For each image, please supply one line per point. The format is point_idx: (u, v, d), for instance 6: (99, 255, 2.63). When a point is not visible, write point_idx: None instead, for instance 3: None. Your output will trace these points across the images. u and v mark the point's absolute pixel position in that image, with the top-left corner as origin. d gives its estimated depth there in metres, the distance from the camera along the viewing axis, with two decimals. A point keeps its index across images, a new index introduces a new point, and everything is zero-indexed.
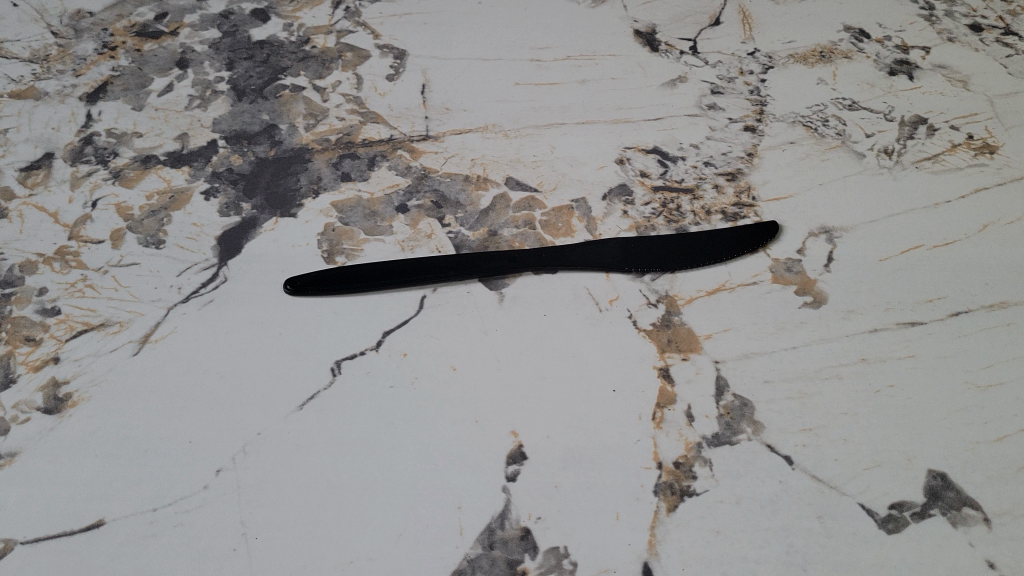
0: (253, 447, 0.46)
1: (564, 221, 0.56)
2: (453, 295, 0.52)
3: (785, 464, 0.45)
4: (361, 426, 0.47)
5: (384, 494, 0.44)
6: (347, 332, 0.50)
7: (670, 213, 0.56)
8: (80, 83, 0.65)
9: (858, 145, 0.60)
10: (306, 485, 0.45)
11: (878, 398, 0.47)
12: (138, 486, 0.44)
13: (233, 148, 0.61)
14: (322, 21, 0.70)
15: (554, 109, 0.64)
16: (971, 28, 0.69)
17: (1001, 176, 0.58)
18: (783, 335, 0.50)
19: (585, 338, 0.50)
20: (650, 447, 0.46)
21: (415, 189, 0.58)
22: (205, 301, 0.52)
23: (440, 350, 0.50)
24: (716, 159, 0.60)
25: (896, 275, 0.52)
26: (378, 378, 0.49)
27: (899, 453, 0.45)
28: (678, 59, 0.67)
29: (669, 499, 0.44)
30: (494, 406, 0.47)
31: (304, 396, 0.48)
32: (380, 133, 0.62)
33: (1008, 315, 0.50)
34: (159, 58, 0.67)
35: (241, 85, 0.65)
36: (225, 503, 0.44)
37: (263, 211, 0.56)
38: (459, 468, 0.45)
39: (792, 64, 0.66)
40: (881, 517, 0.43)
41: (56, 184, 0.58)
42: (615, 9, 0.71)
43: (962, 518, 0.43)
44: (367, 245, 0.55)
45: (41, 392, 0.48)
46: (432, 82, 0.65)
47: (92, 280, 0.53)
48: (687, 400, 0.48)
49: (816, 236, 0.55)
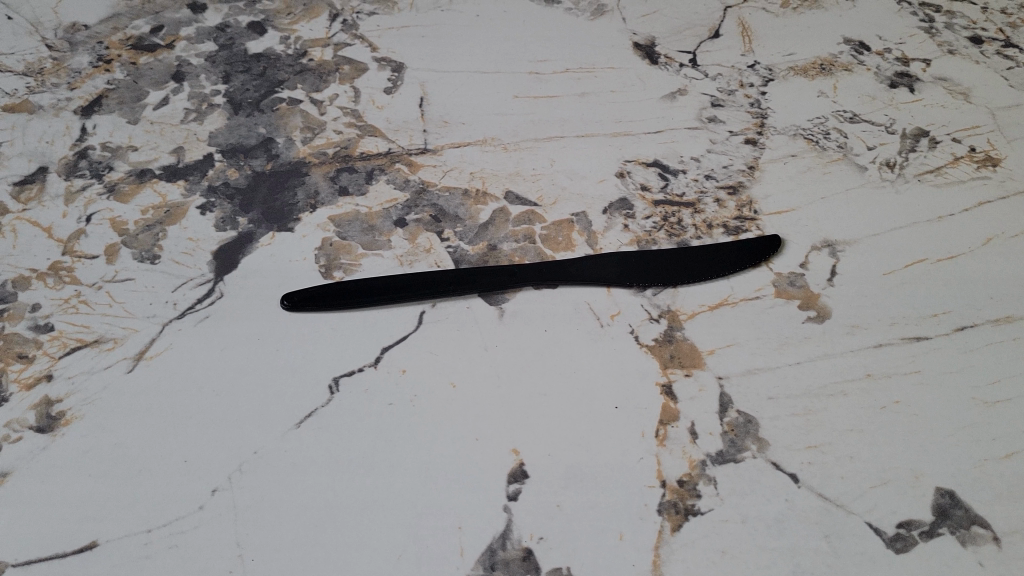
0: (249, 466, 0.45)
1: (564, 235, 0.55)
2: (453, 310, 0.51)
3: (790, 482, 0.44)
4: (360, 444, 0.46)
5: (385, 513, 0.44)
6: (345, 349, 0.50)
7: (672, 227, 0.56)
8: (75, 97, 0.64)
9: (860, 158, 0.60)
10: (304, 505, 0.44)
11: (884, 414, 0.46)
12: (133, 507, 0.43)
13: (230, 161, 0.60)
14: (319, 34, 0.69)
15: (554, 122, 0.63)
16: (972, 40, 0.69)
17: (1004, 189, 0.58)
18: (787, 350, 0.49)
19: (587, 353, 0.50)
20: (654, 465, 0.45)
21: (414, 203, 0.57)
22: (201, 317, 0.51)
23: (440, 367, 0.49)
24: (717, 172, 0.59)
25: (900, 290, 0.52)
26: (376, 395, 0.48)
27: (906, 471, 0.44)
28: (678, 72, 0.67)
29: (673, 518, 0.43)
30: (494, 424, 0.47)
31: (302, 414, 0.47)
32: (378, 147, 0.61)
33: (1014, 330, 0.50)
34: (155, 71, 0.66)
35: (237, 98, 0.64)
36: (221, 523, 0.43)
37: (260, 225, 0.56)
38: (460, 487, 0.44)
39: (792, 77, 0.66)
40: (889, 536, 0.42)
41: (50, 199, 0.57)
42: (614, 21, 0.71)
43: (971, 537, 0.42)
44: (365, 259, 0.54)
45: (33, 410, 0.47)
46: (431, 95, 0.65)
47: (86, 295, 0.52)
48: (690, 417, 0.47)
49: (819, 250, 0.54)
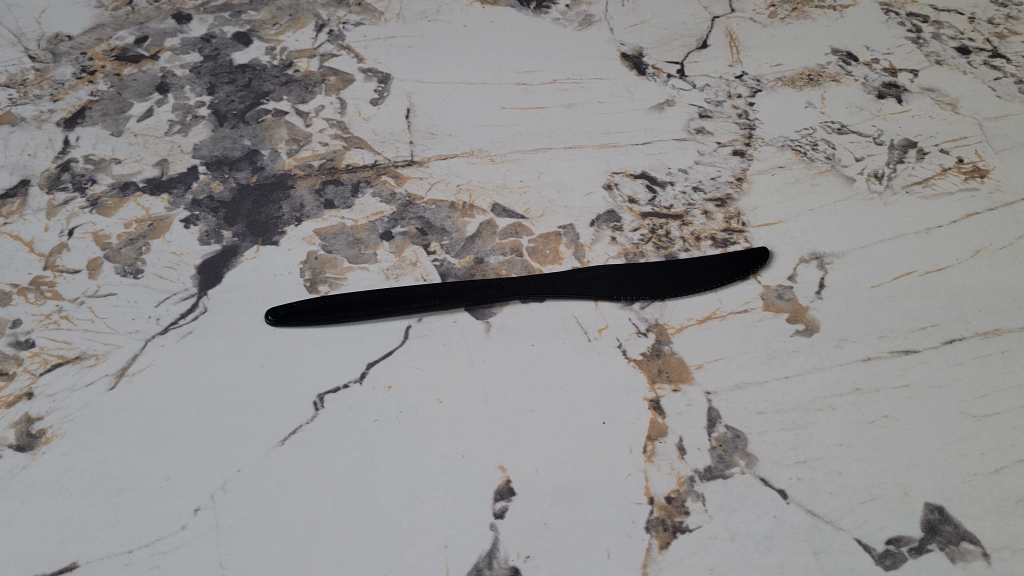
0: (233, 484, 0.44)
1: (551, 248, 0.55)
2: (439, 324, 0.51)
3: (779, 498, 0.44)
4: (345, 461, 0.45)
5: (370, 532, 0.43)
6: (330, 364, 0.49)
7: (660, 239, 0.56)
8: (57, 108, 0.63)
9: (848, 169, 0.60)
10: (288, 523, 0.43)
11: (873, 428, 0.46)
12: (114, 528, 0.43)
13: (215, 174, 0.59)
14: (305, 44, 0.69)
15: (541, 133, 0.63)
16: (959, 50, 0.69)
17: (992, 201, 0.58)
18: (776, 364, 0.49)
19: (574, 368, 0.49)
20: (642, 482, 0.45)
21: (400, 216, 0.57)
22: (184, 333, 0.50)
23: (426, 382, 0.48)
24: (705, 184, 0.59)
25: (889, 302, 0.52)
26: (362, 412, 0.47)
27: (895, 486, 0.44)
28: (666, 82, 0.66)
29: (661, 535, 0.43)
30: (481, 440, 0.46)
31: (287, 431, 0.47)
32: (364, 158, 0.61)
33: (1003, 343, 0.50)
34: (139, 82, 0.66)
35: (222, 110, 0.64)
36: (204, 543, 0.42)
37: (245, 239, 0.55)
38: (446, 504, 0.44)
39: (780, 88, 0.66)
40: (878, 552, 0.42)
41: (31, 213, 0.56)
42: (602, 31, 0.71)
43: (961, 553, 0.42)
44: (351, 273, 0.54)
45: (13, 428, 0.46)
46: (417, 106, 0.65)
47: (68, 310, 0.51)
48: (679, 432, 0.46)
49: (807, 262, 0.54)
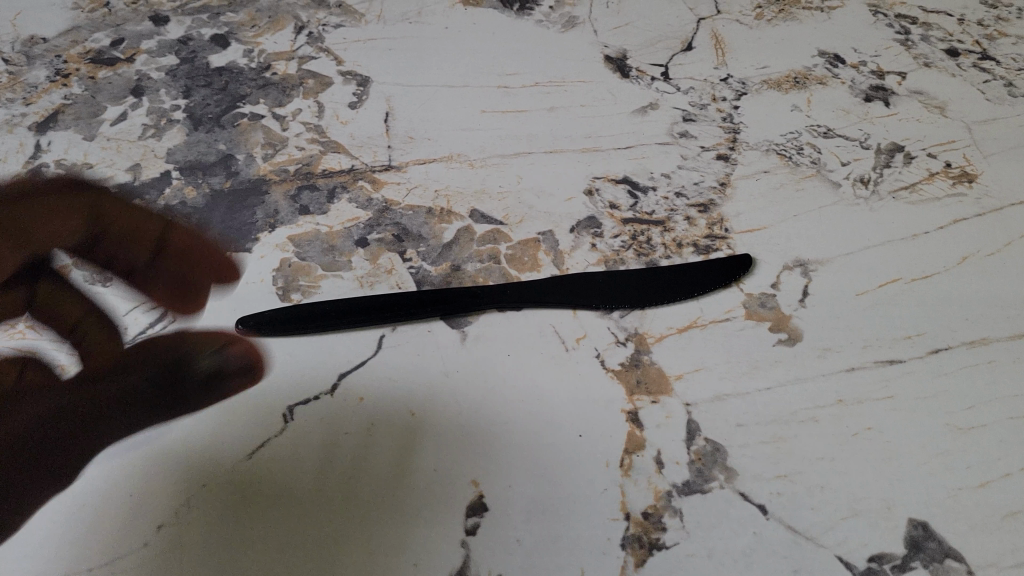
0: (197, 500, 0.43)
1: (530, 255, 0.54)
2: (413, 334, 0.50)
3: (758, 514, 0.43)
4: (314, 477, 0.44)
5: (337, 550, 0.42)
6: (301, 375, 0.48)
7: (640, 246, 0.54)
8: (30, 112, 0.62)
9: (833, 174, 0.59)
10: (252, 541, 0.42)
11: (856, 441, 0.45)
12: (72, 544, 0.42)
13: (188, 179, 0.58)
14: (283, 47, 0.68)
15: (522, 137, 0.62)
16: (948, 52, 0.68)
17: (980, 207, 0.57)
18: (756, 375, 0.48)
19: (551, 379, 0.48)
20: (618, 497, 0.44)
21: (376, 222, 0.56)
22: (152, 343, 0.49)
23: (399, 394, 0.47)
24: (688, 190, 0.58)
25: (875, 311, 0.51)
26: (333, 424, 0.46)
27: (878, 501, 0.43)
28: (650, 85, 0.65)
29: (637, 553, 0.42)
30: (454, 453, 0.45)
31: (254, 445, 0.45)
32: (341, 163, 0.59)
33: (990, 353, 0.49)
34: (114, 85, 0.64)
35: (197, 113, 0.63)
36: (165, 561, 0.41)
37: (216, 247, 0.54)
38: (415, 520, 0.43)
39: (765, 91, 0.65)
40: (859, 570, 0.41)
41: None
42: (585, 33, 0.70)
43: (944, 570, 0.41)
44: (325, 281, 0.52)
45: None
46: (396, 110, 0.63)
47: (33, 320, 0.50)
48: (656, 445, 0.45)
49: (790, 270, 0.53)
